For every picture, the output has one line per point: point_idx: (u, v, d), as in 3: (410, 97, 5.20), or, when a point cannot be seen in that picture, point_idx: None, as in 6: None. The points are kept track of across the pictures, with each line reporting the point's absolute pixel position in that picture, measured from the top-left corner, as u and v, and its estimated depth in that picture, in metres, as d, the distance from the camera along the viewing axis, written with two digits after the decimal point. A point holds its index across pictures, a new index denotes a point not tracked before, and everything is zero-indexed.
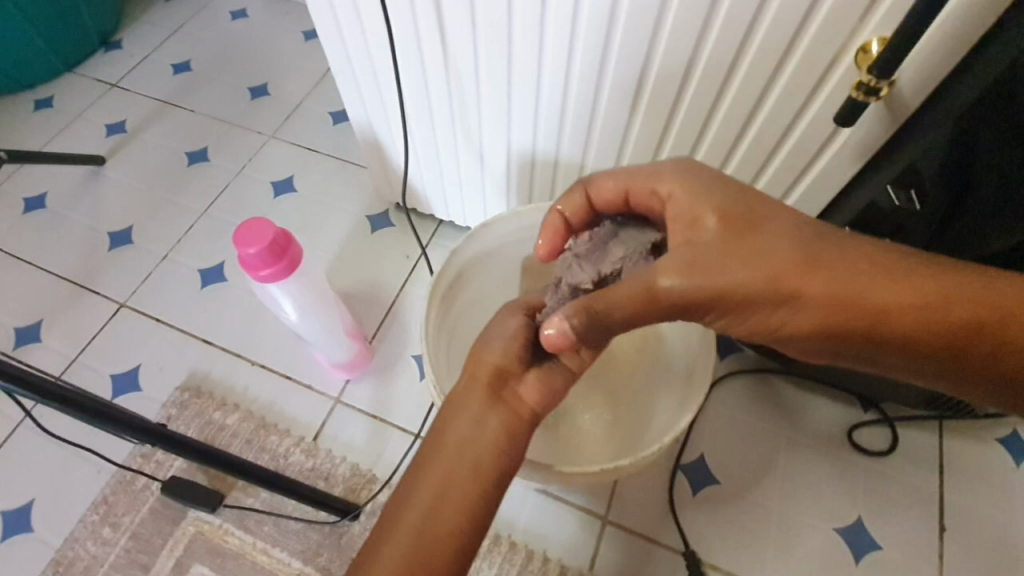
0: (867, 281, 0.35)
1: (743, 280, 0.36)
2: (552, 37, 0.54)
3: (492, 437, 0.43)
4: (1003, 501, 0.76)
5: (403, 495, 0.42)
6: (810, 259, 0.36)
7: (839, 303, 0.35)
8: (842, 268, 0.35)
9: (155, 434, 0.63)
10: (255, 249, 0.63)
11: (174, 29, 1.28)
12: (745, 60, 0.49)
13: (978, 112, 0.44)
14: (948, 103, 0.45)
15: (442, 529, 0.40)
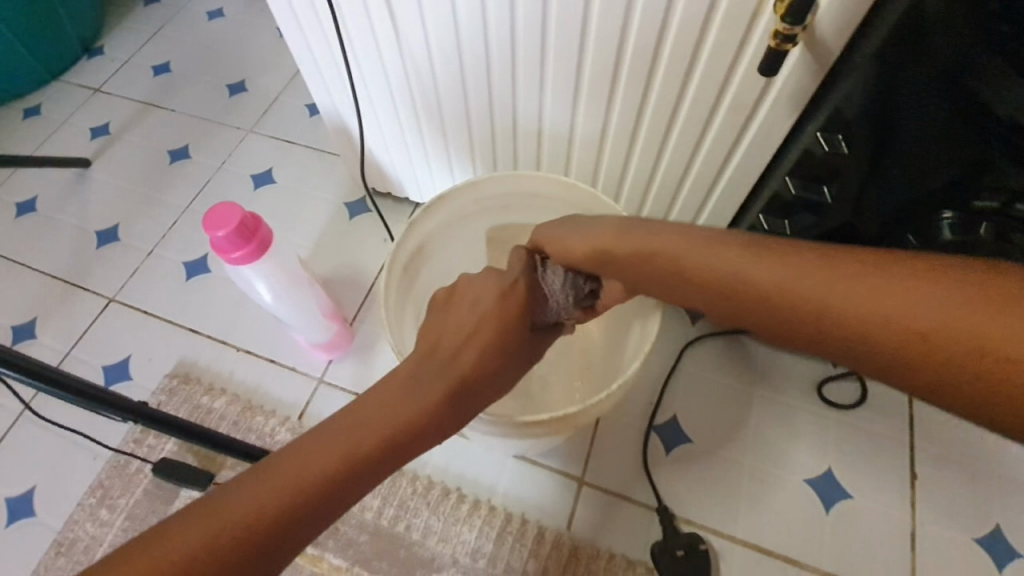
0: (807, 274, 0.34)
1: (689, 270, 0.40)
2: (494, 8, 0.55)
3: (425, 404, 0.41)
4: (973, 447, 0.77)
5: (289, 452, 0.38)
6: (763, 262, 0.37)
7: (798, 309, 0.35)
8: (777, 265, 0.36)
9: (137, 412, 0.65)
10: (224, 231, 0.66)
11: (153, 32, 1.30)
12: (674, 19, 0.50)
13: (887, 58, 0.47)
14: (863, 48, 0.48)
15: (299, 502, 0.36)
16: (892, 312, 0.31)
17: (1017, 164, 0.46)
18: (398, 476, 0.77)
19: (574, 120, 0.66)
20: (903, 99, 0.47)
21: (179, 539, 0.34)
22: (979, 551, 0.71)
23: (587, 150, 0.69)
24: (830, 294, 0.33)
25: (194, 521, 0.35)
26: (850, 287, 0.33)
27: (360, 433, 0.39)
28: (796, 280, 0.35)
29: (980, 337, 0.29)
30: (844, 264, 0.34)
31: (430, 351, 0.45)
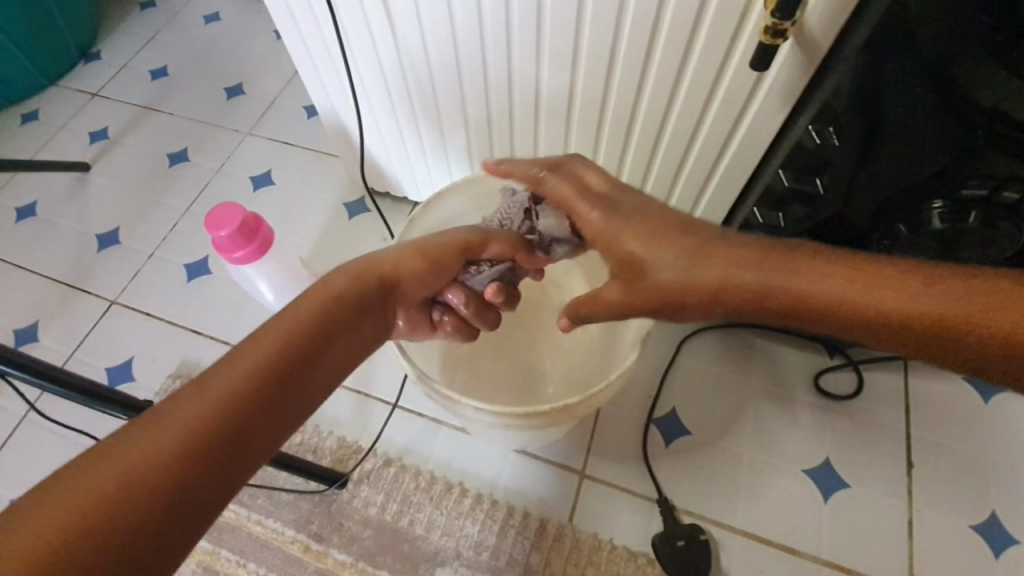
0: (866, 279, 0.38)
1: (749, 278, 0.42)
2: (489, 6, 0.56)
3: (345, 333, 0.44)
4: (969, 434, 0.78)
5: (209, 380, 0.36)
6: (816, 269, 0.40)
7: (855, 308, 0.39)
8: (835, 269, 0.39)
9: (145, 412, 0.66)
10: (226, 231, 0.66)
11: (150, 36, 1.31)
12: (667, 15, 0.51)
13: (877, 47, 0.49)
14: (851, 43, 0.49)
15: (222, 425, 0.34)
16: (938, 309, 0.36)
17: (1002, 152, 0.48)
18: (401, 472, 0.78)
19: (569, 116, 0.67)
20: (889, 82, 0.50)
21: (142, 442, 0.32)
22: (975, 537, 0.72)
23: (584, 147, 0.70)
24: (883, 292, 0.38)
25: (150, 427, 0.33)
26: (912, 294, 0.37)
27: (301, 318, 0.42)
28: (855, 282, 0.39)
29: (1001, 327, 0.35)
30: (892, 270, 0.38)
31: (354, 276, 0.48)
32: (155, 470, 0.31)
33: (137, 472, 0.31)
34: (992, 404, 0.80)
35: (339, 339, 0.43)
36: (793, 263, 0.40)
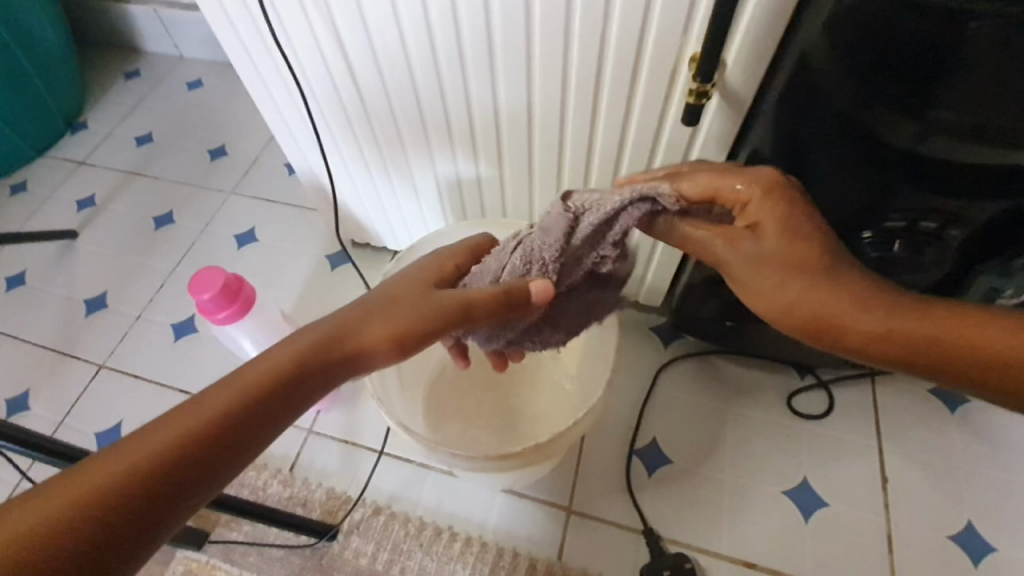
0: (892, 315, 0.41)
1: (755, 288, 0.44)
2: (447, 76, 0.61)
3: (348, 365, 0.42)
4: (942, 447, 0.80)
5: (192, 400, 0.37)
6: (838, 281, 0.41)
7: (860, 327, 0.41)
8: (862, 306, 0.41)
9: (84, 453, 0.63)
10: (209, 294, 0.70)
11: (134, 104, 1.36)
12: (606, 78, 0.56)
13: (787, 100, 0.52)
14: (768, 94, 0.54)
15: (166, 467, 0.34)
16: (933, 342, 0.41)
17: (921, 186, 0.52)
18: (391, 519, 0.79)
19: (531, 167, 0.71)
20: (810, 134, 0.53)
21: (108, 462, 0.34)
22: (955, 548, 0.74)
23: (547, 193, 0.74)
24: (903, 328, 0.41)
25: (90, 467, 0.34)
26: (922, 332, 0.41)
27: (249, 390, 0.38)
28: (878, 315, 0.41)
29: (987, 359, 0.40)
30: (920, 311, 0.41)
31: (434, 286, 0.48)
32: (55, 520, 0.32)
33: (57, 517, 0.32)
34: (959, 413, 0.83)
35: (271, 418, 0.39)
36: (836, 279, 0.41)
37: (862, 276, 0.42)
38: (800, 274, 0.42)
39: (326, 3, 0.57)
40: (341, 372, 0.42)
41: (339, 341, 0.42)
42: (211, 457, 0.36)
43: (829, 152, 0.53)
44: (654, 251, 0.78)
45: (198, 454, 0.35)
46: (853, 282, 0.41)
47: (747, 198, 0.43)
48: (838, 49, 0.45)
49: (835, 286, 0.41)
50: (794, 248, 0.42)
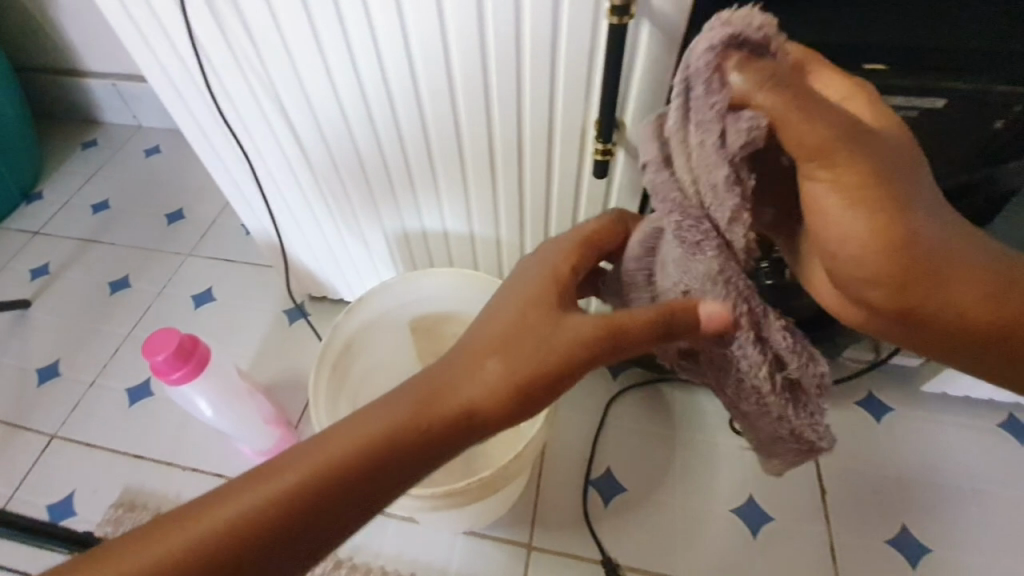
0: (951, 266, 0.36)
1: (846, 201, 0.33)
2: (387, 140, 0.67)
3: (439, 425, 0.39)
4: (875, 456, 0.86)
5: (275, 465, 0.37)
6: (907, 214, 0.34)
7: (917, 278, 0.35)
8: (930, 247, 0.34)
9: None
10: (163, 354, 0.71)
11: (91, 174, 1.39)
12: (526, 137, 0.63)
13: None
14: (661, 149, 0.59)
15: (238, 539, 0.35)
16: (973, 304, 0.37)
17: None
18: (352, 571, 0.79)
19: (470, 218, 0.76)
20: None
21: (187, 527, 0.35)
22: (892, 551, 0.79)
23: (488, 241, 0.79)
24: (952, 287, 0.36)
25: (171, 528, 0.35)
26: (964, 295, 0.37)
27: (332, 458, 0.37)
28: (941, 259, 0.35)
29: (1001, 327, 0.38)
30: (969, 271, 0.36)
31: (533, 329, 0.43)
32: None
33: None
34: (884, 422, 0.88)
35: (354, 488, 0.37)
36: (908, 210, 0.34)
37: (946, 253, 0.35)
38: (901, 238, 0.33)
39: (273, 87, 0.63)
40: (438, 434, 0.39)
41: (453, 394, 0.40)
42: (289, 527, 0.36)
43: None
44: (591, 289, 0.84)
45: (277, 527, 0.35)
46: (920, 220, 0.34)
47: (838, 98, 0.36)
48: None
49: (904, 216, 0.34)
50: (876, 163, 0.33)
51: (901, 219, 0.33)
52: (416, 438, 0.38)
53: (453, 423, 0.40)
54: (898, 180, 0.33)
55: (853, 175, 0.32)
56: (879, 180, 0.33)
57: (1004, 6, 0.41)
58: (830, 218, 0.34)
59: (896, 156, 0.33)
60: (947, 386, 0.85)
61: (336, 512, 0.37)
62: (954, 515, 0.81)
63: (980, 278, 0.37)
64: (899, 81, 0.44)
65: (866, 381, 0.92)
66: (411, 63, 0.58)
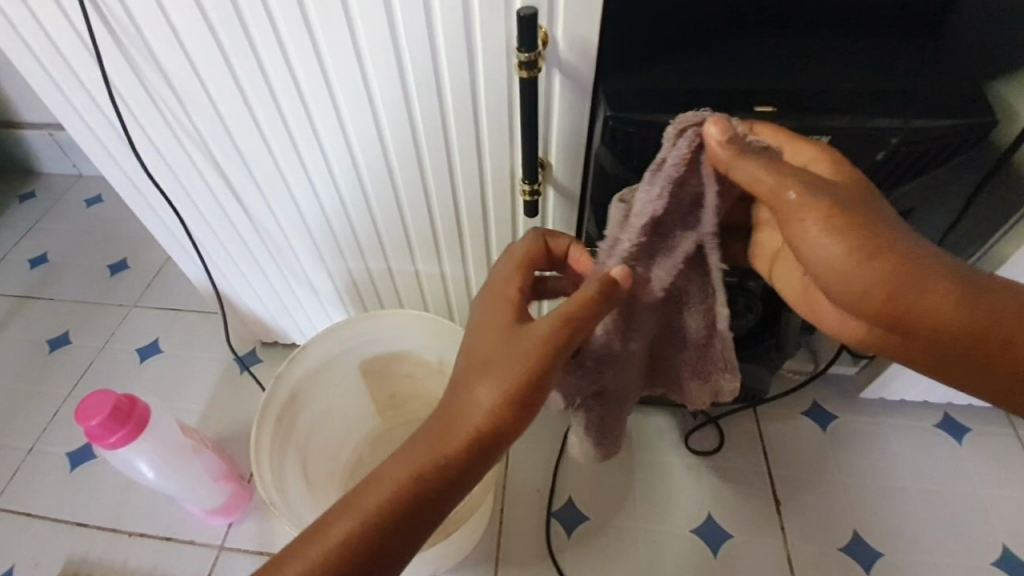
0: (933, 282, 0.36)
1: (814, 228, 0.36)
2: (323, 190, 0.67)
3: (450, 445, 0.42)
4: (825, 465, 0.88)
5: (326, 518, 0.43)
6: (878, 240, 0.35)
7: (883, 296, 0.36)
8: (915, 265, 0.36)
9: None
10: (98, 419, 0.69)
11: (28, 227, 1.34)
12: (459, 184, 0.64)
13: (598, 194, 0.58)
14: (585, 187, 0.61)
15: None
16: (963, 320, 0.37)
17: None
18: None
19: (414, 260, 0.76)
20: None
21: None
22: (847, 560, 0.81)
23: (433, 282, 0.79)
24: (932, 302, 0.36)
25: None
26: (945, 312, 0.37)
27: (371, 507, 0.42)
28: (921, 278, 0.36)
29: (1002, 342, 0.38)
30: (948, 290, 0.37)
31: (508, 336, 0.44)
32: None
33: None
34: (829, 430, 0.91)
35: (401, 525, 0.42)
36: (876, 236, 0.36)
37: (918, 253, 0.36)
38: (864, 231, 0.36)
39: (203, 140, 0.62)
40: (465, 453, 0.42)
41: (455, 420, 0.43)
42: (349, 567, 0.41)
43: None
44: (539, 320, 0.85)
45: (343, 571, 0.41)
46: (896, 243, 0.36)
47: (809, 162, 0.42)
48: (622, 155, 0.52)
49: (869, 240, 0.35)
50: (841, 199, 0.36)
51: (861, 216, 0.36)
52: (440, 468, 0.42)
53: (474, 442, 0.42)
54: (859, 207, 0.37)
55: (810, 203, 0.36)
56: (846, 216, 0.36)
57: (868, 96, 0.48)
58: (807, 241, 0.37)
59: (839, 192, 0.37)
60: (883, 390, 0.89)
61: (385, 549, 0.42)
62: (902, 517, 0.84)
63: (961, 294, 0.37)
64: (787, 122, 0.48)
65: (810, 391, 0.95)
66: (339, 116, 0.58)
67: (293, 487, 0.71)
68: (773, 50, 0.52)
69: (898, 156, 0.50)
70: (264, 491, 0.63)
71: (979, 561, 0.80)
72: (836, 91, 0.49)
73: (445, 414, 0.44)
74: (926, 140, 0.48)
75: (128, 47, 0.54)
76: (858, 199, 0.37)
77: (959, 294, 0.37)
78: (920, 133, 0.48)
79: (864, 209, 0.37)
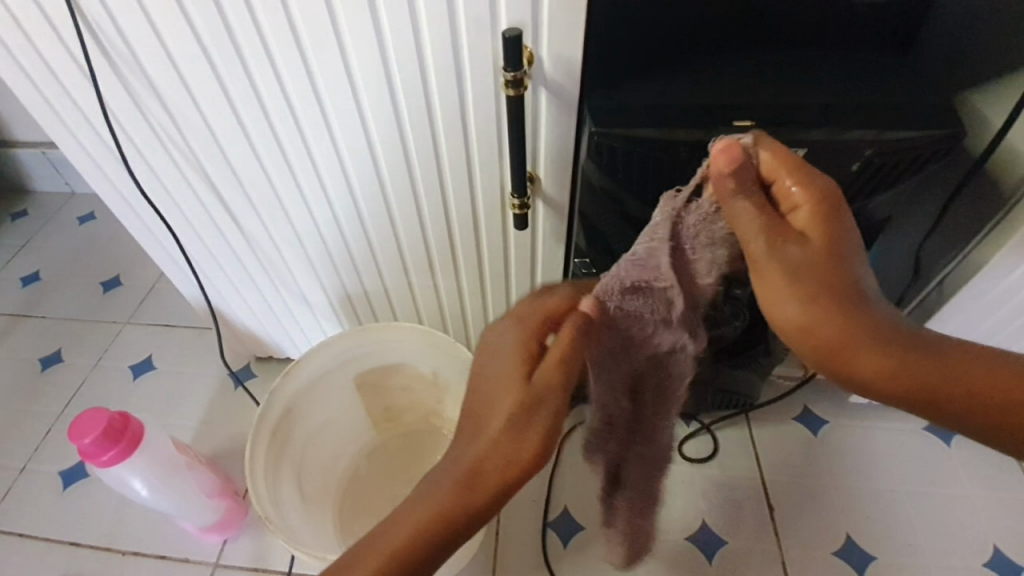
0: (891, 339, 0.39)
1: (776, 286, 0.40)
2: (316, 206, 0.68)
3: (472, 501, 0.44)
4: (817, 470, 0.89)
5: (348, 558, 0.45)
6: (835, 295, 0.39)
7: (840, 353, 0.40)
8: (869, 324, 0.39)
9: None
10: (91, 437, 0.69)
11: (21, 245, 1.34)
12: (450, 199, 0.65)
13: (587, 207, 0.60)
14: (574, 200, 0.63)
15: None
16: (922, 379, 0.40)
17: None
18: None
19: (407, 273, 0.77)
20: (612, 231, 0.61)
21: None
22: (841, 564, 0.81)
23: (427, 295, 0.80)
24: (895, 360, 0.39)
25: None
26: (909, 372, 0.40)
27: (392, 551, 0.44)
28: (874, 334, 0.39)
29: (967, 389, 0.40)
30: (903, 348, 0.40)
31: (524, 400, 0.44)
32: None
33: None
34: (821, 435, 0.92)
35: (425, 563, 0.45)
36: (834, 292, 0.39)
37: (884, 323, 0.40)
38: (831, 300, 0.39)
39: (197, 159, 0.63)
40: (485, 507, 0.45)
41: (481, 472, 0.44)
42: None
43: (627, 241, 0.62)
44: None
45: None
46: (855, 306, 0.39)
47: (796, 202, 0.41)
48: (608, 170, 0.54)
49: (823, 303, 0.39)
50: (811, 261, 0.39)
51: (835, 281, 0.39)
52: (464, 509, 0.44)
53: (492, 491, 0.44)
54: (826, 268, 0.39)
55: (781, 258, 0.39)
56: (816, 269, 0.39)
57: (843, 110, 0.50)
58: (774, 293, 0.40)
59: (807, 256, 0.39)
60: None
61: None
62: (894, 520, 0.84)
63: (918, 355, 0.40)
64: (765, 136, 0.50)
65: (801, 396, 0.96)
66: (332, 135, 0.59)
67: (285, 504, 0.71)
68: (751, 66, 0.53)
69: (872, 166, 0.52)
70: (258, 506, 0.63)
71: (971, 562, 0.81)
72: (813, 104, 0.51)
73: (466, 473, 0.44)
74: (898, 150, 0.51)
75: (123, 69, 0.55)
76: (829, 261, 0.39)
77: (918, 352, 0.40)
78: (896, 143, 0.50)
79: (830, 265, 0.39)
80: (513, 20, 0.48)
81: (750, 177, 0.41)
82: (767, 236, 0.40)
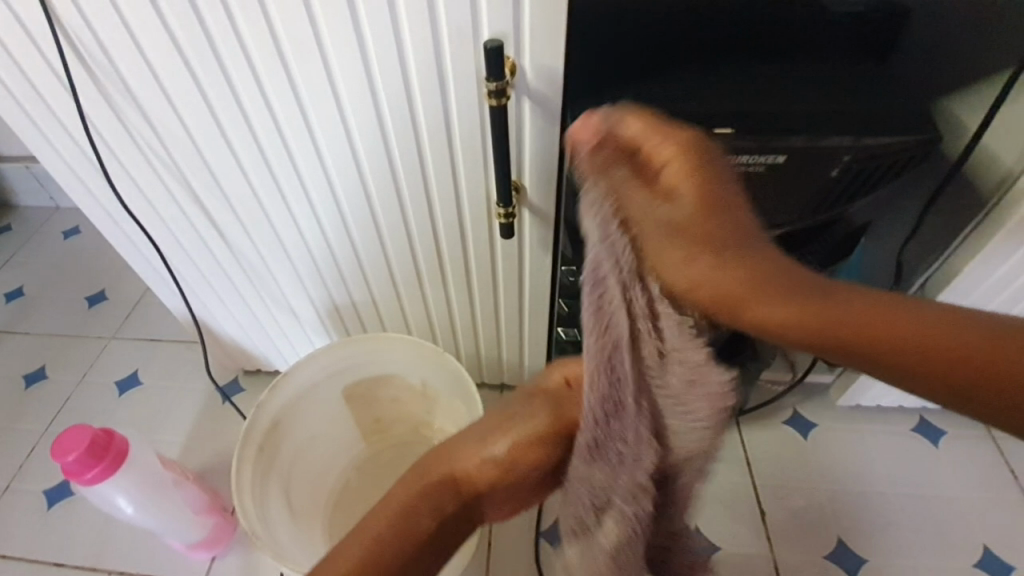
0: (797, 293, 0.29)
1: (631, 237, 0.32)
2: (302, 218, 0.67)
3: (441, 493, 0.41)
4: (807, 473, 0.89)
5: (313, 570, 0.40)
6: (706, 236, 0.30)
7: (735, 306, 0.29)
8: (763, 273, 0.29)
9: None
10: (74, 455, 0.67)
11: (4, 260, 1.32)
12: (436, 209, 0.65)
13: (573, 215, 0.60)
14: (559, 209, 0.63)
15: None
16: (857, 336, 0.28)
17: None
18: None
19: (395, 284, 0.77)
20: None
21: None
22: (832, 567, 0.81)
23: (415, 305, 0.80)
24: (801, 316, 0.28)
25: None
26: (836, 333, 0.28)
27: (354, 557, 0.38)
28: (769, 283, 0.29)
29: (953, 354, 0.26)
30: (831, 299, 0.28)
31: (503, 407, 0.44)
32: None
33: None
34: (810, 438, 0.93)
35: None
36: (711, 237, 0.30)
37: (800, 269, 0.30)
38: (708, 251, 0.30)
39: (181, 172, 0.63)
40: (460, 498, 0.41)
41: (455, 462, 0.41)
42: None
43: None
44: (521, 339, 0.85)
45: None
46: (733, 249, 0.29)
47: (666, 154, 0.31)
48: None
49: (698, 252, 0.30)
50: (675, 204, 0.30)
51: (716, 234, 0.30)
52: (436, 497, 0.40)
53: (464, 483, 0.41)
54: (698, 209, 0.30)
55: (646, 213, 0.31)
56: (679, 217, 0.30)
57: (822, 116, 0.51)
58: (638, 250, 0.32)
59: (665, 209, 0.30)
60: (860, 395, 0.91)
61: None
62: (884, 521, 0.85)
63: (845, 310, 0.28)
64: (746, 142, 0.51)
65: (791, 399, 0.96)
66: (317, 146, 0.59)
67: (272, 519, 0.70)
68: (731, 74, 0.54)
69: (852, 172, 0.53)
70: (244, 521, 0.63)
71: (961, 562, 0.81)
72: (792, 112, 0.51)
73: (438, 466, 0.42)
74: (877, 157, 0.52)
75: (105, 83, 0.55)
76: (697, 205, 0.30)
77: (847, 307, 0.28)
78: (874, 149, 0.51)
79: (694, 210, 0.30)
80: (495, 31, 0.49)
81: (613, 146, 0.32)
82: (622, 190, 0.31)
